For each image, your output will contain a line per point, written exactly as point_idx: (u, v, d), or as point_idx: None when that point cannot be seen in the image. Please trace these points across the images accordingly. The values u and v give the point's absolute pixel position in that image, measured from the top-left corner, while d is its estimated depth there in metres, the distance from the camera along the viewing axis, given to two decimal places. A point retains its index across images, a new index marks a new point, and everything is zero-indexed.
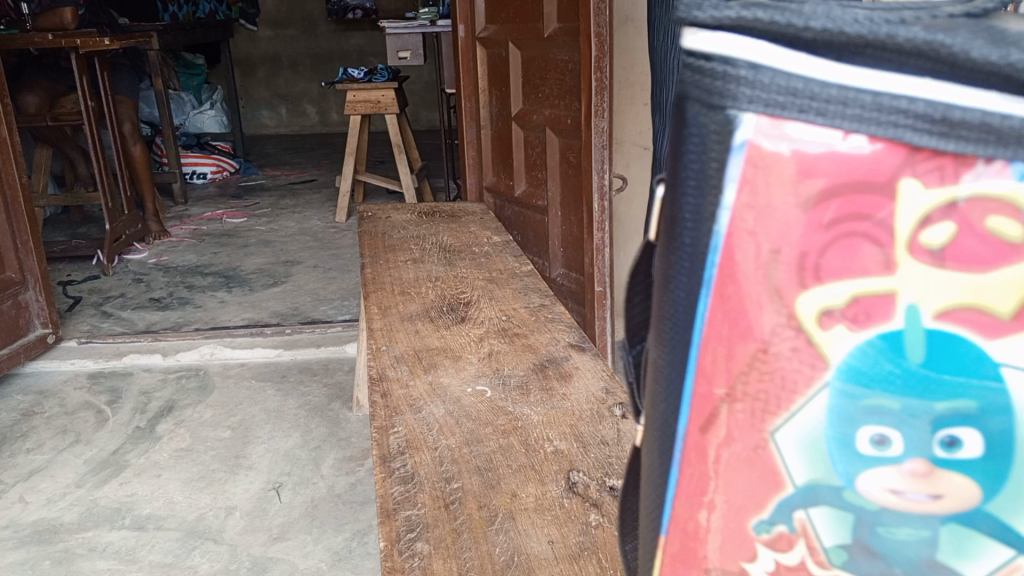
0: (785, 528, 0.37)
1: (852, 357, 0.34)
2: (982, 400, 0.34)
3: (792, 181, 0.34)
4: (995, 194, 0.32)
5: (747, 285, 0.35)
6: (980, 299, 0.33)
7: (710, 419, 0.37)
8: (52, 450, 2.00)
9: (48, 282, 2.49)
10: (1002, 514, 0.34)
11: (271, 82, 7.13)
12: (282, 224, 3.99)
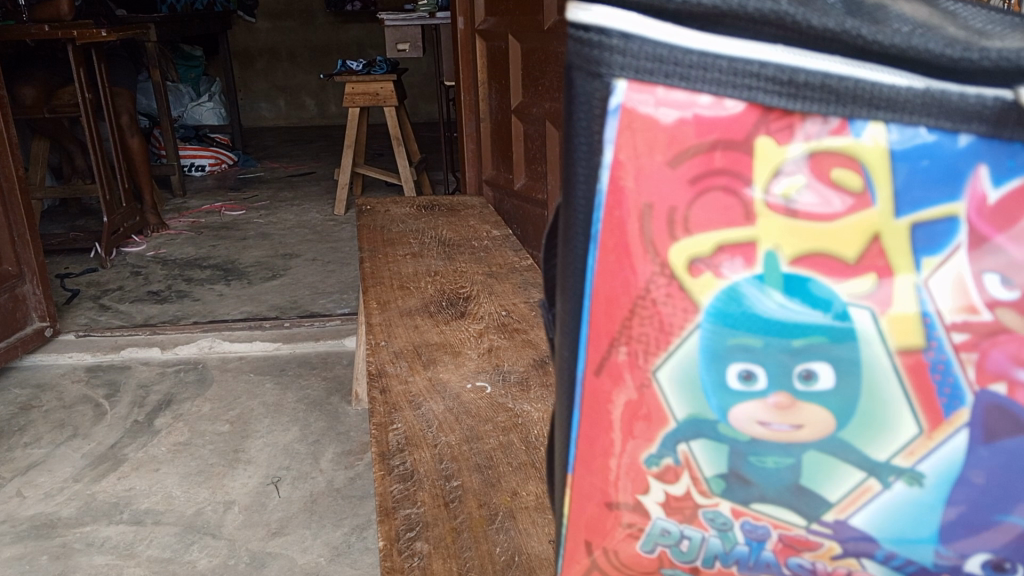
0: (672, 460, 0.42)
1: (717, 301, 0.38)
2: (833, 338, 0.38)
3: (659, 143, 0.37)
4: (835, 147, 0.36)
5: (629, 239, 0.39)
6: (827, 246, 0.37)
7: (599, 360, 0.41)
8: (49, 444, 1.99)
9: (46, 275, 2.48)
10: (854, 441, 0.39)
11: (270, 75, 7.10)
12: (280, 216, 3.98)
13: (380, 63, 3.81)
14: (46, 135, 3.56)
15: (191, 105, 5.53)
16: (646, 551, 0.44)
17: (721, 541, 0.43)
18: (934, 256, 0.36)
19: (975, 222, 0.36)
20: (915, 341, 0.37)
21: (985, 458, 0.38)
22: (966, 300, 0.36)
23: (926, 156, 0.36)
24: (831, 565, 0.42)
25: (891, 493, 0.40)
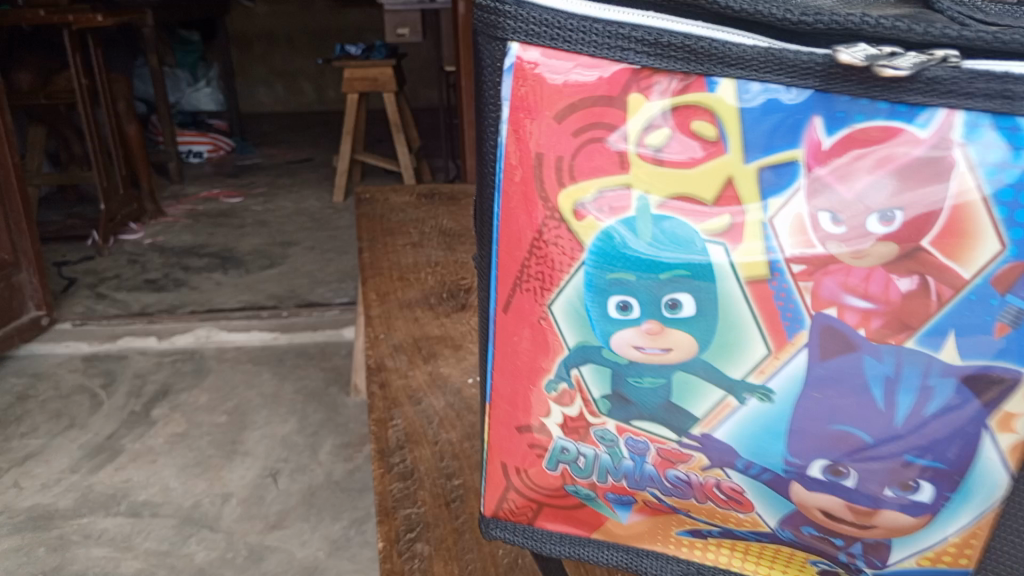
0: (566, 386, 0.50)
1: (599, 241, 0.46)
2: (693, 272, 0.44)
3: (547, 100, 0.45)
4: (699, 103, 0.43)
5: (526, 184, 0.47)
6: (687, 191, 0.44)
7: (507, 299, 0.50)
8: (46, 434, 1.97)
9: (42, 263, 2.45)
10: (714, 361, 0.46)
11: (268, 60, 7.04)
12: (278, 204, 3.96)
13: (379, 49, 3.77)
14: (42, 121, 3.53)
15: (188, 91, 5.48)
16: (552, 470, 0.53)
17: (611, 458, 0.51)
18: (778, 197, 0.42)
19: (810, 168, 0.42)
20: (759, 272, 0.43)
21: (821, 376, 0.44)
22: (803, 236, 0.42)
23: (764, 114, 0.42)
24: (701, 476, 0.49)
25: (746, 409, 0.46)
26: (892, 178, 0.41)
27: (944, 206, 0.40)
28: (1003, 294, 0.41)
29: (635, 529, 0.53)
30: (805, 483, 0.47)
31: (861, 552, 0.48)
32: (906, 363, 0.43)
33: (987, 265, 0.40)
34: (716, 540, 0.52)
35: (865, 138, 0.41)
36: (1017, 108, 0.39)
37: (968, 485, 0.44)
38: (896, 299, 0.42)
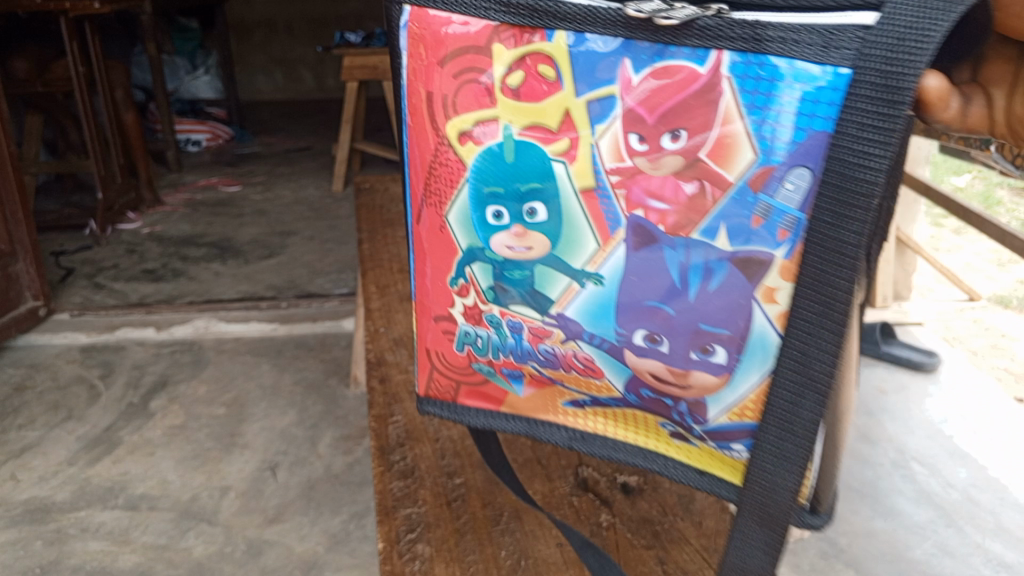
0: (464, 281, 0.65)
1: (478, 163, 0.59)
2: (543, 182, 0.57)
3: (434, 51, 0.58)
4: (542, 51, 0.54)
5: (424, 120, 0.61)
6: (536, 121, 0.56)
7: (423, 213, 0.64)
8: (43, 426, 1.96)
9: (39, 253, 2.43)
10: (562, 254, 0.59)
11: (266, 47, 6.99)
12: (277, 193, 3.93)
13: (377, 35, 3.73)
14: (39, 109, 3.50)
15: (187, 78, 5.44)
16: (460, 351, 0.68)
17: (498, 336, 0.65)
18: (602, 124, 0.54)
19: (625, 102, 0.53)
20: (587, 181, 0.56)
21: (637, 263, 0.56)
22: (617, 153, 0.54)
23: (588, 61, 0.53)
24: (562, 348, 0.62)
25: (586, 291, 0.59)
26: (678, 109, 0.51)
27: (713, 128, 0.50)
28: (759, 193, 0.50)
29: (529, 399, 0.67)
30: (633, 353, 0.59)
31: (683, 413, 0.59)
32: (696, 249, 0.54)
33: (745, 169, 0.50)
34: (590, 407, 0.65)
35: (662, 78, 0.51)
36: (765, 47, 0.48)
37: (750, 347, 0.55)
38: (683, 199, 0.53)
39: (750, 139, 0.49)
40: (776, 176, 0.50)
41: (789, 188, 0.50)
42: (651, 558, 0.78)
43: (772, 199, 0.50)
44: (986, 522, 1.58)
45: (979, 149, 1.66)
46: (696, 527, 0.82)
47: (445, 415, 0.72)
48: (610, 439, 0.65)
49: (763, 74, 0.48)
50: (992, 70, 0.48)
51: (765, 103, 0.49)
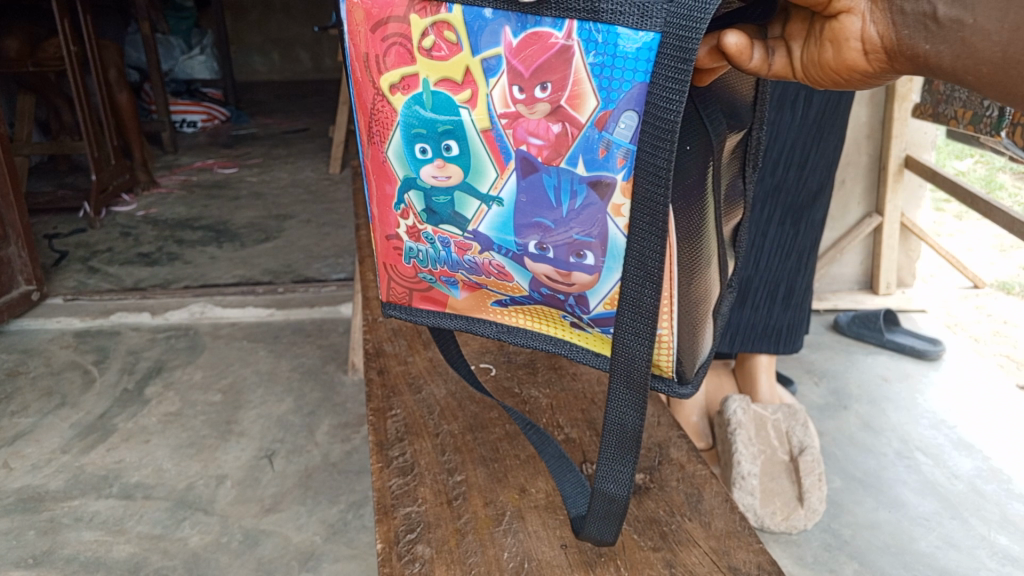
0: (404, 207, 0.72)
1: (404, 109, 0.66)
2: (453, 125, 0.64)
3: (369, 18, 0.65)
4: (444, 20, 0.61)
5: (362, 78, 0.67)
6: (446, 75, 0.63)
7: (371, 150, 0.71)
8: (37, 413, 1.93)
9: (31, 236, 2.40)
10: (475, 183, 0.66)
11: (263, 27, 6.91)
12: (274, 175, 3.89)
13: None
14: (31, 90, 3.44)
15: (182, 59, 5.38)
16: (409, 264, 0.76)
17: (434, 253, 0.73)
18: (495, 79, 0.61)
19: (510, 61, 0.60)
20: (486, 124, 0.62)
21: (530, 189, 0.63)
22: (507, 102, 0.61)
23: (482, 25, 0.60)
24: (481, 257, 0.70)
25: (495, 213, 0.66)
26: (546, 62, 0.59)
27: (569, 79, 0.58)
28: (600, 130, 0.59)
29: (466, 300, 0.76)
30: (533, 261, 0.67)
31: (572, 305, 0.68)
32: (563, 173, 0.61)
33: (589, 111, 0.58)
34: (512, 305, 0.74)
35: (527, 40, 0.59)
36: (601, 17, 0.56)
37: (610, 250, 0.63)
38: (551, 136, 0.60)
39: (591, 85, 0.58)
40: (614, 115, 0.58)
41: (624, 123, 0.58)
42: (658, 561, 0.75)
43: (611, 135, 0.58)
44: (991, 514, 1.56)
45: (989, 135, 1.63)
46: (704, 529, 0.79)
47: (403, 317, 0.81)
48: (527, 332, 0.75)
49: (599, 35, 0.57)
50: (792, 27, 0.59)
51: (601, 57, 0.57)
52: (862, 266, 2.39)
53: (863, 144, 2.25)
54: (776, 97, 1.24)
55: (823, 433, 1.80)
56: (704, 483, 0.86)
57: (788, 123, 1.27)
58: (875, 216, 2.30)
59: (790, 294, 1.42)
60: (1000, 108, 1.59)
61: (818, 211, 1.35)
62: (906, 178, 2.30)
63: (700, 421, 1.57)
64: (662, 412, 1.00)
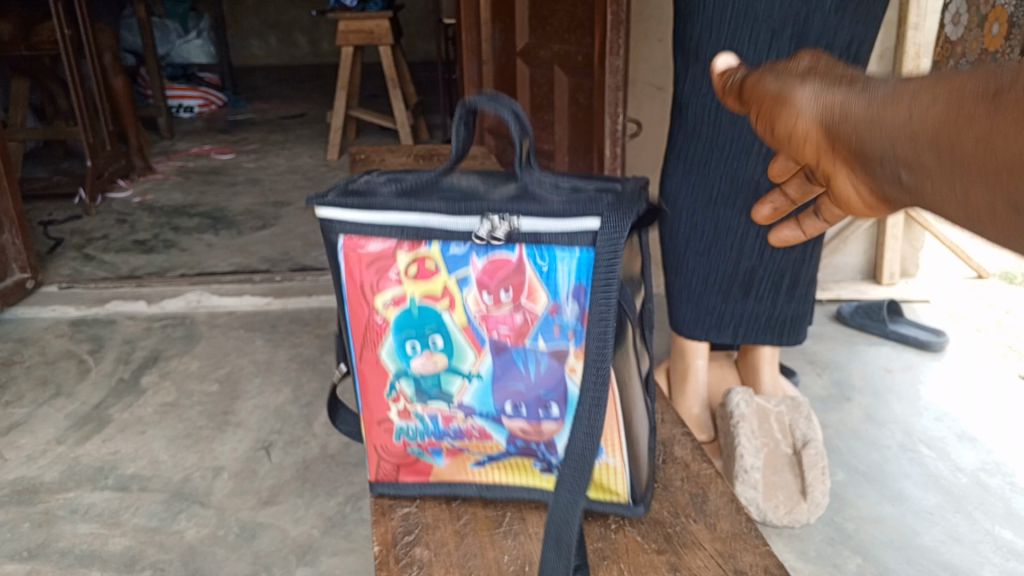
0: (397, 394, 0.78)
1: (398, 317, 0.75)
2: (439, 322, 0.74)
3: (359, 258, 0.75)
4: (424, 247, 0.73)
5: (358, 303, 0.76)
6: (429, 290, 0.74)
7: (360, 355, 0.78)
8: (32, 403, 1.91)
9: (25, 224, 2.38)
10: (460, 363, 0.75)
11: (260, 11, 6.87)
12: (271, 161, 3.86)
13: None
14: (25, 74, 3.41)
15: (178, 42, 5.32)
16: (398, 440, 0.80)
17: (422, 423, 0.79)
18: (471, 288, 0.73)
19: (480, 276, 0.72)
20: (465, 318, 0.73)
21: (507, 361, 0.74)
22: (484, 302, 0.73)
23: (454, 253, 0.73)
24: (466, 422, 0.77)
25: (475, 390, 0.76)
26: (508, 276, 0.72)
27: (526, 279, 0.72)
28: (553, 315, 0.72)
29: (449, 466, 0.81)
30: (509, 419, 0.76)
31: (542, 451, 0.78)
32: (529, 349, 0.73)
33: (543, 302, 0.72)
34: (490, 463, 0.80)
35: (491, 262, 0.72)
36: (542, 238, 0.71)
37: (572, 400, 0.74)
38: (516, 324, 0.73)
39: (540, 283, 0.72)
40: (562, 304, 0.72)
41: (571, 309, 0.72)
42: (662, 564, 0.73)
43: (566, 322, 0.72)
44: (996, 508, 1.54)
45: None
46: (709, 530, 0.77)
47: (389, 492, 0.83)
48: (509, 485, 0.81)
49: (543, 253, 0.71)
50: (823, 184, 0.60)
51: (547, 264, 0.71)
52: (865, 254, 2.37)
53: None
54: None
55: (826, 425, 1.79)
56: (710, 483, 0.84)
57: None
58: None
59: (795, 284, 1.39)
60: None
61: None
62: None
63: (702, 414, 1.54)
64: (667, 409, 0.98)
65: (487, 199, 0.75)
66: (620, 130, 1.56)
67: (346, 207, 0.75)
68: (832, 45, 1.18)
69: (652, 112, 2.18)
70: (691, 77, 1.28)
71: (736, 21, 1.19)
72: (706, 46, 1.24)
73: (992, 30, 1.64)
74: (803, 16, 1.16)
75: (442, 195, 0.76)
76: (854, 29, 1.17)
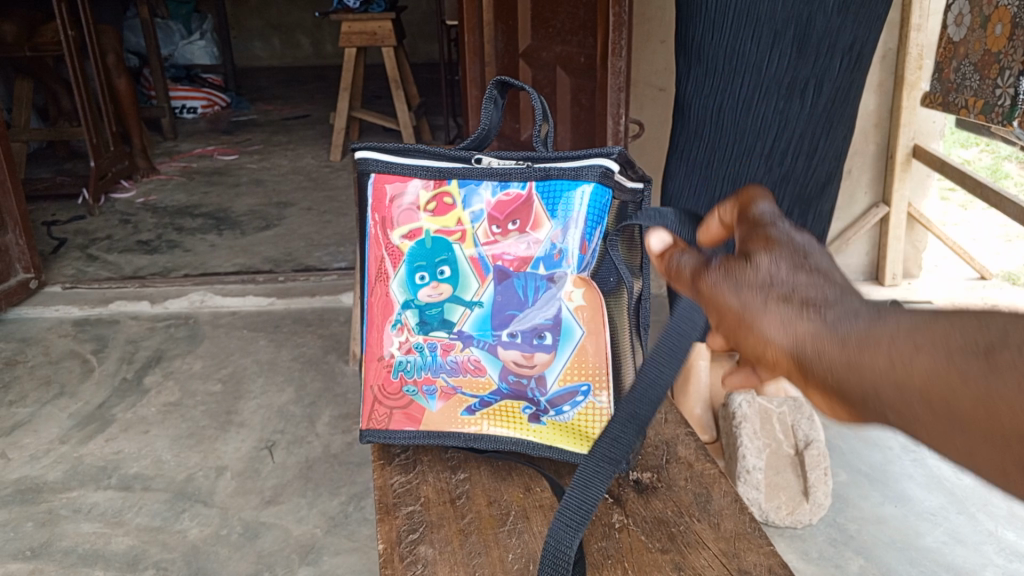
0: (401, 325, 0.89)
1: (413, 248, 0.88)
2: (449, 254, 0.87)
3: (386, 194, 0.88)
4: (445, 188, 0.87)
5: (379, 236, 0.89)
6: (444, 225, 0.87)
7: (372, 287, 0.90)
8: (35, 402, 1.92)
9: (29, 224, 2.39)
10: (463, 293, 0.88)
11: (264, 12, 6.90)
12: (274, 162, 3.86)
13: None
14: (29, 75, 3.42)
15: (182, 43, 5.34)
16: (396, 377, 0.90)
17: (421, 360, 0.90)
18: (481, 223, 0.87)
19: (493, 212, 0.87)
20: (473, 249, 0.87)
21: (505, 292, 0.87)
22: (491, 236, 0.87)
23: (471, 190, 0.87)
24: (463, 354, 0.88)
25: (475, 318, 0.88)
26: (516, 211, 0.86)
27: (531, 216, 0.86)
28: (556, 243, 0.86)
29: (440, 413, 0.90)
30: (505, 348, 0.87)
31: (534, 391, 0.88)
32: (528, 277, 0.86)
33: (545, 231, 0.86)
34: (481, 411, 0.89)
35: (504, 198, 0.87)
36: (551, 175, 0.85)
37: (564, 332, 0.87)
38: (518, 253, 0.86)
39: (545, 215, 0.86)
40: (562, 234, 0.85)
41: (572, 239, 0.85)
42: (666, 563, 0.74)
43: (562, 252, 0.86)
44: (999, 509, 1.54)
45: (1000, 124, 1.61)
46: (713, 530, 0.77)
47: (379, 441, 0.91)
48: (496, 436, 0.88)
49: (550, 189, 0.85)
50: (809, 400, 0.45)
51: (551, 204, 0.85)
52: (868, 255, 2.37)
53: (870, 133, 2.24)
54: (786, 87, 1.22)
55: (829, 426, 1.79)
56: (713, 482, 0.84)
57: (798, 112, 1.23)
58: (882, 206, 2.28)
59: None
60: (1012, 97, 1.57)
61: (825, 202, 1.33)
62: (913, 168, 2.27)
63: (703, 414, 1.54)
64: (670, 408, 0.98)
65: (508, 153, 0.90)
66: (622, 131, 1.57)
67: (381, 151, 0.89)
68: (834, 47, 1.19)
69: (654, 113, 2.18)
70: (693, 80, 1.29)
71: (738, 22, 1.20)
72: (709, 48, 1.24)
73: (994, 31, 1.64)
74: (806, 17, 1.17)
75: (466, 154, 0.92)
76: (855, 30, 1.18)
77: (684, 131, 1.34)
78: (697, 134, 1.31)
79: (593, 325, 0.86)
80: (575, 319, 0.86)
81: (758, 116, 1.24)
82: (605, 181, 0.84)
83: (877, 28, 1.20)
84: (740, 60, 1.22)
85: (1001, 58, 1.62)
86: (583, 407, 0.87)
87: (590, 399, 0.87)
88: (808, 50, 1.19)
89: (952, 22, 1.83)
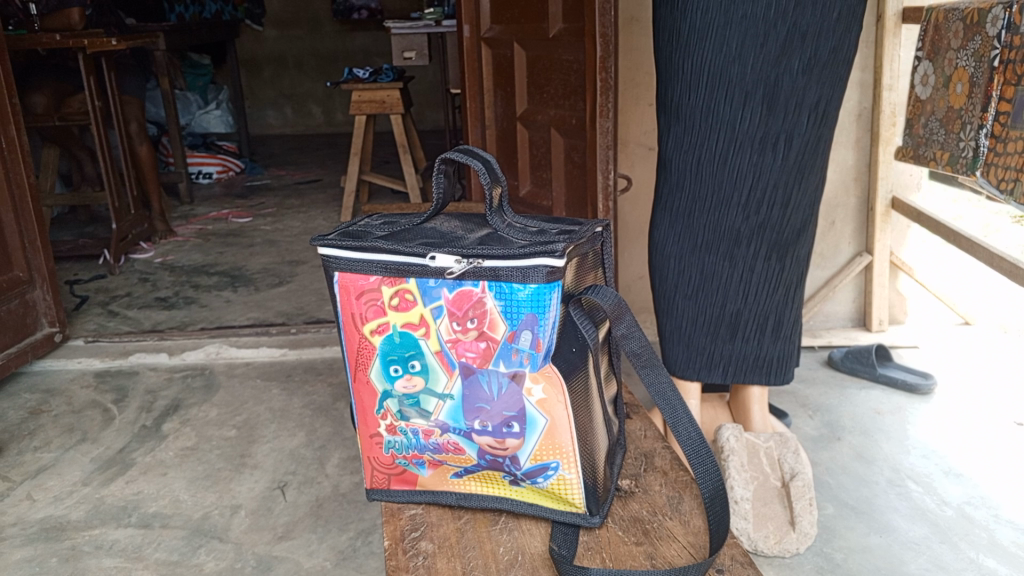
0: (383, 412, 0.87)
1: (381, 344, 0.85)
2: (415, 349, 0.84)
3: (352, 291, 0.85)
4: (405, 286, 0.83)
5: (350, 334, 0.86)
6: (407, 320, 0.83)
7: (353, 375, 0.88)
8: (59, 448, 2.01)
9: (56, 281, 2.52)
10: (432, 384, 0.84)
11: (277, 83, 7.24)
12: (287, 223, 4.01)
13: (386, 70, 3.82)
14: (55, 143, 3.60)
15: (199, 113, 5.57)
16: (387, 452, 0.90)
17: (405, 442, 0.88)
18: (443, 316, 0.82)
19: (452, 306, 0.82)
20: (435, 344, 0.83)
21: (472, 387, 0.82)
22: (453, 331, 0.82)
23: (428, 286, 0.82)
24: (442, 438, 0.86)
25: (447, 409, 0.84)
26: (472, 309, 0.81)
27: (486, 313, 0.81)
28: (512, 342, 0.80)
29: (432, 477, 0.90)
30: (477, 435, 0.84)
31: (507, 465, 0.85)
32: (492, 373, 0.81)
33: (502, 331, 0.80)
34: (467, 475, 0.88)
35: (459, 294, 0.81)
36: (501, 277, 0.80)
37: (530, 422, 0.82)
38: (480, 349, 0.81)
39: (501, 316, 0.80)
40: (518, 332, 0.80)
41: (526, 337, 0.80)
42: (640, 554, 0.82)
43: (522, 351, 0.80)
44: (980, 538, 1.61)
45: (965, 175, 1.74)
46: (683, 526, 0.86)
47: (382, 499, 0.93)
48: (480, 496, 0.89)
49: (503, 288, 0.80)
50: None
51: (505, 303, 0.80)
52: (855, 303, 2.47)
53: (850, 186, 2.37)
54: (759, 141, 1.34)
55: (817, 463, 1.87)
56: (685, 487, 0.93)
57: (771, 164, 1.35)
58: (864, 255, 2.40)
59: (779, 326, 1.48)
60: (973, 149, 1.71)
61: (802, 246, 1.43)
62: (894, 219, 2.39)
63: None
64: (649, 426, 1.06)
65: (464, 241, 0.85)
66: (611, 186, 1.69)
67: (340, 247, 0.86)
68: (800, 106, 1.31)
69: (643, 170, 2.31)
70: (673, 135, 1.41)
71: (712, 84, 1.32)
72: (686, 107, 1.37)
73: (956, 89, 1.78)
74: (773, 79, 1.29)
75: (423, 236, 0.87)
76: (820, 90, 1.30)
77: (667, 183, 1.46)
78: (678, 185, 1.43)
79: (557, 413, 0.81)
80: (539, 410, 0.81)
81: (734, 168, 1.37)
82: (553, 280, 0.78)
83: (840, 88, 1.32)
84: (715, 118, 1.34)
85: (963, 114, 1.75)
86: (555, 479, 0.84)
87: (560, 473, 0.84)
88: (777, 107, 1.31)
89: (919, 82, 1.95)
